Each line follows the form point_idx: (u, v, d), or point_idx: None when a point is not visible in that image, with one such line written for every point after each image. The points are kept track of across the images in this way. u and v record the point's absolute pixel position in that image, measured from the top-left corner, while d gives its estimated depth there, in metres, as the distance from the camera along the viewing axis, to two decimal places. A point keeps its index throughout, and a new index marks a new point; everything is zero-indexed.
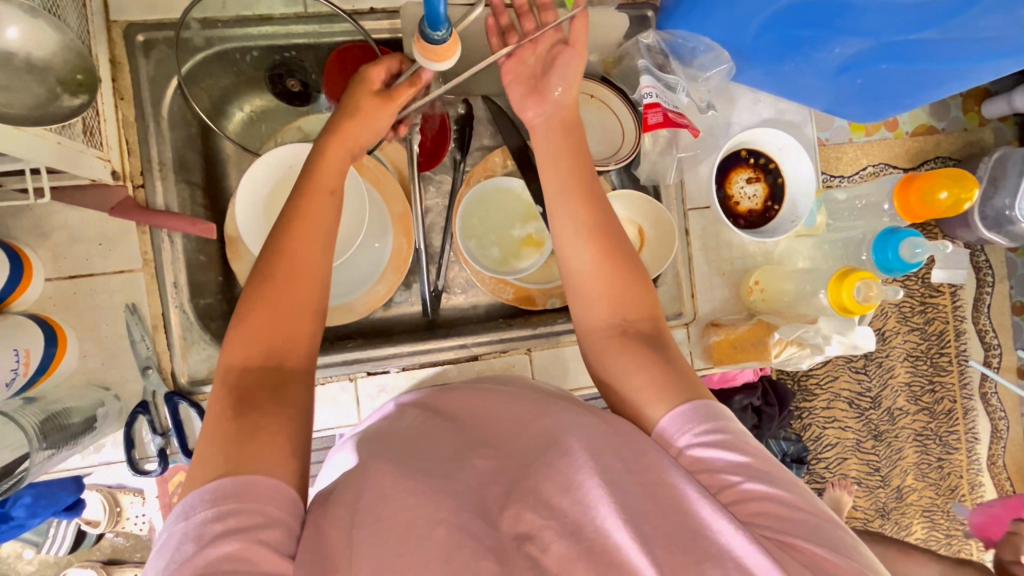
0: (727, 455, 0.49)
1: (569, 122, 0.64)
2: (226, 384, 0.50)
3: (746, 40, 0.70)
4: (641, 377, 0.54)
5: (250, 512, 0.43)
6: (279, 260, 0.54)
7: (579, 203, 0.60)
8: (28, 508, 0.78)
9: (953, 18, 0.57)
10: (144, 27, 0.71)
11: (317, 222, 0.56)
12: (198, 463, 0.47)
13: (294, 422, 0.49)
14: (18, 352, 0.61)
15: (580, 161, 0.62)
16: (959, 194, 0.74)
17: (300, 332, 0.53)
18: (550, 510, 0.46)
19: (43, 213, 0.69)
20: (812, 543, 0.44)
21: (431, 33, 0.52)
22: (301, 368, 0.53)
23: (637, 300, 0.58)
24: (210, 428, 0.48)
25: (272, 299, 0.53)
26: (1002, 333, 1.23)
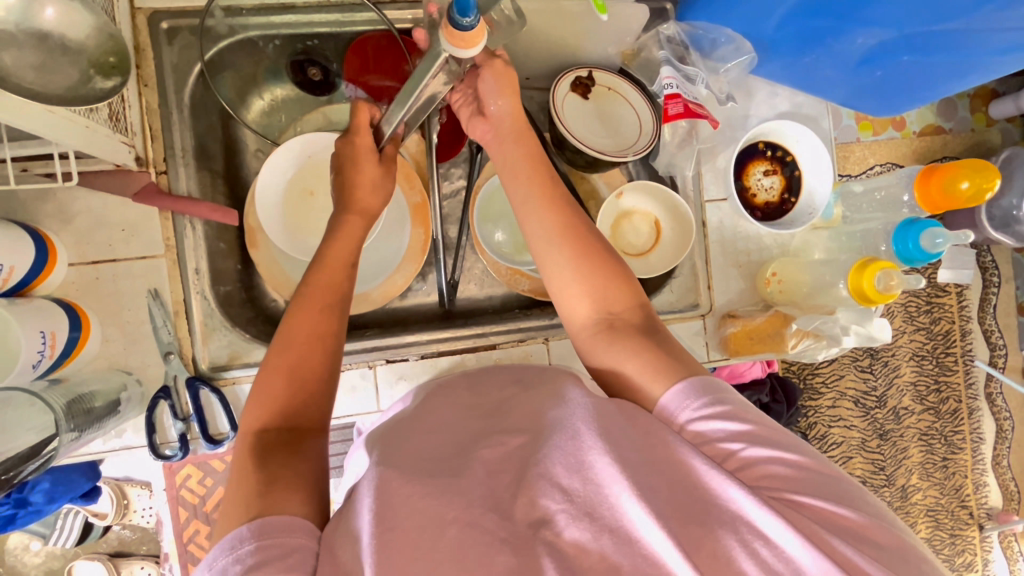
0: (729, 424, 0.49)
1: (519, 131, 0.67)
2: (247, 443, 0.51)
3: (767, 31, 0.70)
4: (636, 362, 0.55)
5: (266, 548, 0.43)
6: (297, 317, 0.58)
7: (545, 210, 0.62)
8: (46, 494, 0.79)
9: (976, 10, 0.57)
10: (167, 14, 0.71)
11: (336, 284, 0.61)
12: (224, 511, 0.47)
13: (315, 475, 0.50)
14: (43, 335, 0.61)
15: (535, 163, 0.65)
16: (980, 184, 0.74)
17: (316, 392, 0.55)
18: (566, 493, 0.46)
19: (67, 197, 0.69)
20: (818, 498, 0.45)
21: (460, 19, 0.51)
22: (318, 418, 0.54)
23: (619, 292, 0.59)
24: (233, 483, 0.48)
25: (289, 361, 0.55)
26: (1007, 333, 1.24)
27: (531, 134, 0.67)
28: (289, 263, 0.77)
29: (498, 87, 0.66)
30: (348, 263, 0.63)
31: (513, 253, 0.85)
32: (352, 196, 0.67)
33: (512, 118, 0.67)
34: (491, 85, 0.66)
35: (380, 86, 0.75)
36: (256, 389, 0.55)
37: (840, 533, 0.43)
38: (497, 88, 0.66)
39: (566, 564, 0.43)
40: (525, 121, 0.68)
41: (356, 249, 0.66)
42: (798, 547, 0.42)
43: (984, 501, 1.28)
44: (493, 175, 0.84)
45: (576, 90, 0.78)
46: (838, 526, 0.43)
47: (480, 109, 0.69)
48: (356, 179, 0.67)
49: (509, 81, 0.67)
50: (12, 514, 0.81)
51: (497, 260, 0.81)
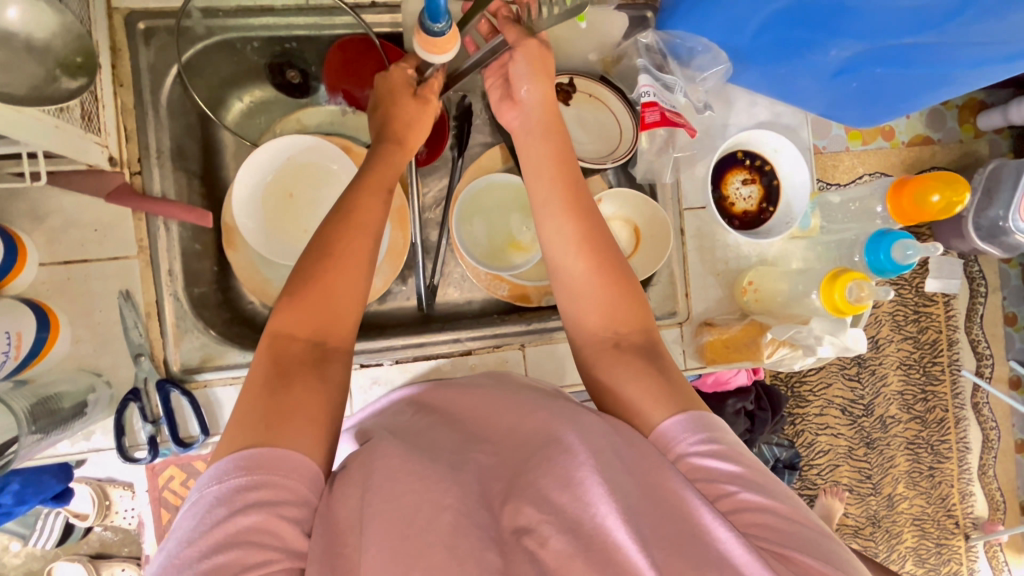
0: (724, 464, 0.49)
1: (547, 123, 0.66)
2: (272, 349, 0.51)
3: (744, 41, 0.70)
4: (626, 374, 0.55)
5: (278, 485, 0.43)
6: (335, 238, 0.56)
7: (564, 216, 0.61)
8: (16, 495, 0.78)
9: (946, 24, 0.57)
10: (145, 15, 0.71)
11: (371, 210, 0.59)
12: (230, 426, 0.47)
13: (331, 405, 0.50)
14: (9, 335, 0.60)
15: (564, 162, 0.64)
16: (950, 197, 0.74)
17: (345, 313, 0.54)
18: (554, 507, 0.45)
19: (39, 197, 0.69)
20: (808, 555, 0.44)
21: (431, 25, 0.54)
22: (343, 342, 0.54)
23: (633, 313, 0.59)
24: (250, 394, 0.48)
25: (323, 277, 0.54)
26: (994, 343, 1.25)
27: (562, 129, 0.66)
28: (265, 264, 0.77)
29: (530, 71, 0.66)
30: (385, 188, 0.61)
31: (489, 258, 0.85)
32: (389, 132, 0.66)
33: (542, 107, 0.67)
34: (523, 69, 0.67)
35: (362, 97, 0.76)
36: (285, 297, 0.54)
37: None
38: (528, 73, 0.66)
39: None
40: (553, 107, 0.67)
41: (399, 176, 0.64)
42: None
43: (970, 511, 1.28)
44: (472, 180, 0.84)
45: (557, 97, 0.79)
46: None
47: (508, 93, 0.69)
48: (392, 115, 0.67)
49: (540, 65, 0.67)
50: None
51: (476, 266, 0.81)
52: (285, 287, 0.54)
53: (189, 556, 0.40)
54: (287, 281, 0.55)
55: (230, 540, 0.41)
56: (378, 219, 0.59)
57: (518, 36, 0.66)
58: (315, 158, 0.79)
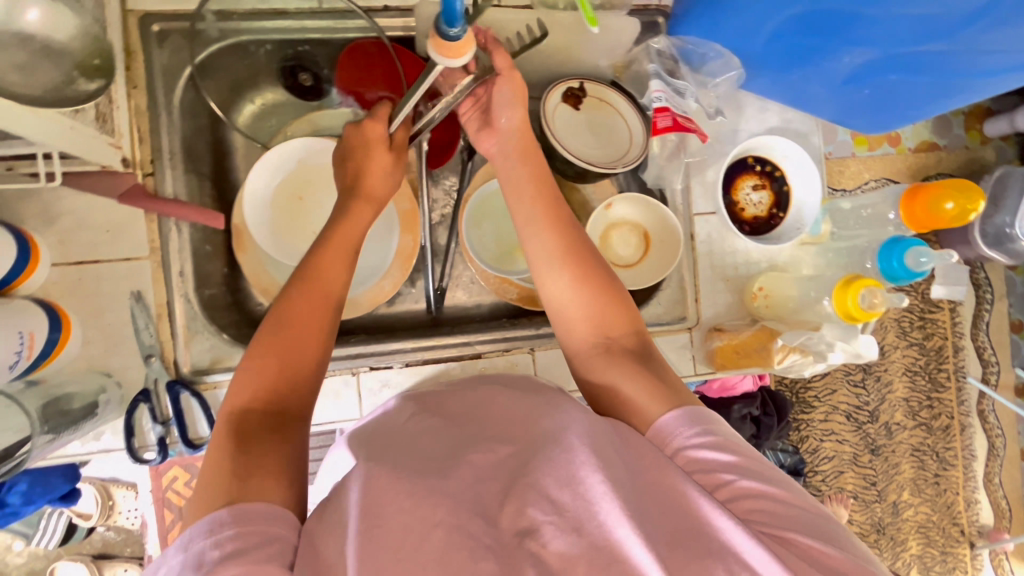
0: (721, 455, 0.49)
1: (523, 146, 0.68)
2: (230, 422, 0.51)
3: (756, 47, 0.70)
4: (632, 383, 0.55)
5: (248, 534, 0.42)
6: (294, 302, 0.58)
7: (548, 231, 0.63)
8: (24, 495, 0.78)
9: (960, 31, 0.57)
10: (159, 17, 0.71)
11: (334, 272, 0.61)
12: (197, 496, 0.46)
13: (295, 464, 0.50)
14: (22, 336, 0.60)
15: (542, 180, 0.66)
16: (965, 204, 0.74)
17: (305, 377, 0.56)
18: (556, 506, 0.45)
19: (51, 197, 0.69)
20: (807, 536, 0.44)
21: (446, 29, 0.53)
22: (302, 405, 0.55)
23: (621, 316, 0.60)
24: (212, 465, 0.48)
25: (282, 343, 0.56)
26: (1000, 351, 1.24)
27: (537, 153, 0.68)
28: (274, 265, 0.77)
29: (511, 99, 0.68)
30: (348, 253, 0.64)
31: (500, 262, 0.85)
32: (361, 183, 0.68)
33: (520, 133, 0.69)
34: (505, 95, 0.68)
35: (375, 98, 0.75)
36: (241, 370, 0.55)
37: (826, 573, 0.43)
38: (509, 100, 0.68)
39: None
40: (530, 135, 0.70)
41: (360, 237, 0.67)
42: None
43: (976, 518, 1.27)
44: (482, 184, 0.84)
45: (568, 101, 0.79)
46: (827, 566, 0.43)
47: (486, 123, 0.71)
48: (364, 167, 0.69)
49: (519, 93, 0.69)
50: None
51: (485, 269, 0.81)
52: (242, 359, 0.55)
53: None
54: (245, 354, 0.56)
55: None
56: (339, 283, 0.61)
57: (506, 64, 0.67)
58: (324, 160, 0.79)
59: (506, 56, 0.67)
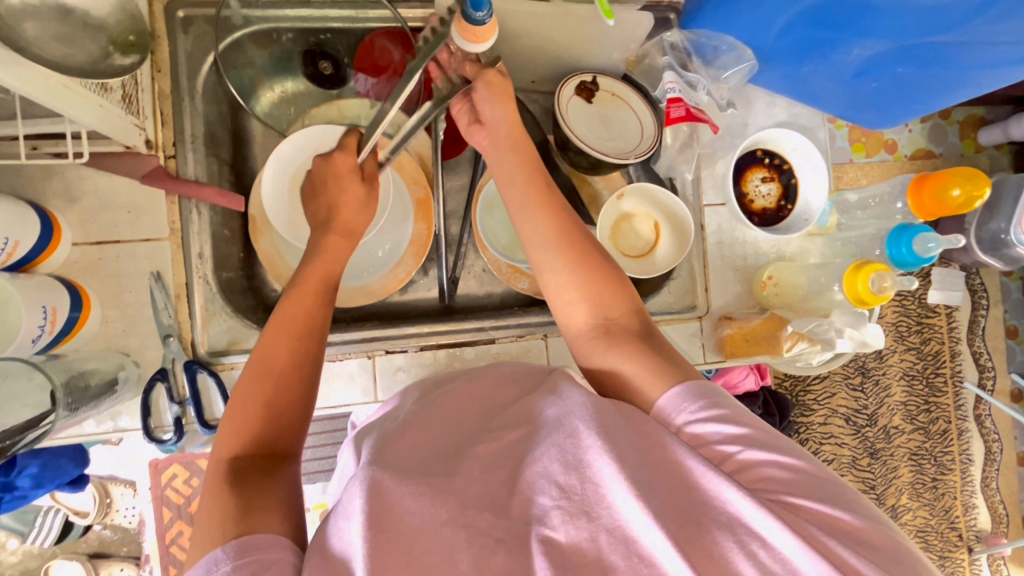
0: (725, 428, 0.49)
1: (515, 135, 0.69)
2: (219, 474, 0.50)
3: (767, 41, 0.72)
4: (634, 365, 0.55)
5: (247, 561, 0.42)
6: (274, 344, 0.57)
7: (541, 216, 0.64)
8: (34, 479, 0.78)
9: (968, 23, 0.60)
10: (184, 3, 0.73)
11: (315, 311, 0.61)
12: (197, 541, 0.46)
13: (291, 504, 0.49)
14: (45, 310, 0.61)
15: (532, 169, 0.68)
16: (971, 191, 0.76)
17: (292, 419, 0.55)
18: (563, 490, 0.46)
19: (75, 177, 0.69)
20: (813, 501, 0.45)
21: (473, 12, 0.56)
22: (292, 444, 0.54)
23: (619, 297, 0.60)
24: (208, 513, 0.47)
25: (265, 385, 0.55)
26: (996, 356, 1.26)
27: (527, 144, 0.69)
28: (288, 250, 0.78)
29: (491, 96, 0.69)
30: (324, 285, 0.63)
31: (512, 251, 0.86)
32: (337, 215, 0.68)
33: (508, 124, 0.69)
34: (485, 94, 0.70)
35: (387, 64, 0.76)
36: (226, 421, 0.54)
37: (837, 535, 0.43)
38: (491, 97, 0.69)
39: (561, 562, 0.42)
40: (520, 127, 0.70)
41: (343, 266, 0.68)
42: (795, 549, 0.42)
43: (974, 523, 1.29)
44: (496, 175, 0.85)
45: (581, 94, 0.81)
46: (836, 528, 0.44)
47: (476, 117, 0.72)
48: (342, 198, 0.69)
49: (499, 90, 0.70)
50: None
51: (498, 257, 0.83)
52: (227, 407, 0.55)
53: None
54: (229, 400, 0.55)
55: None
56: (322, 320, 0.61)
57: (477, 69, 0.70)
58: None
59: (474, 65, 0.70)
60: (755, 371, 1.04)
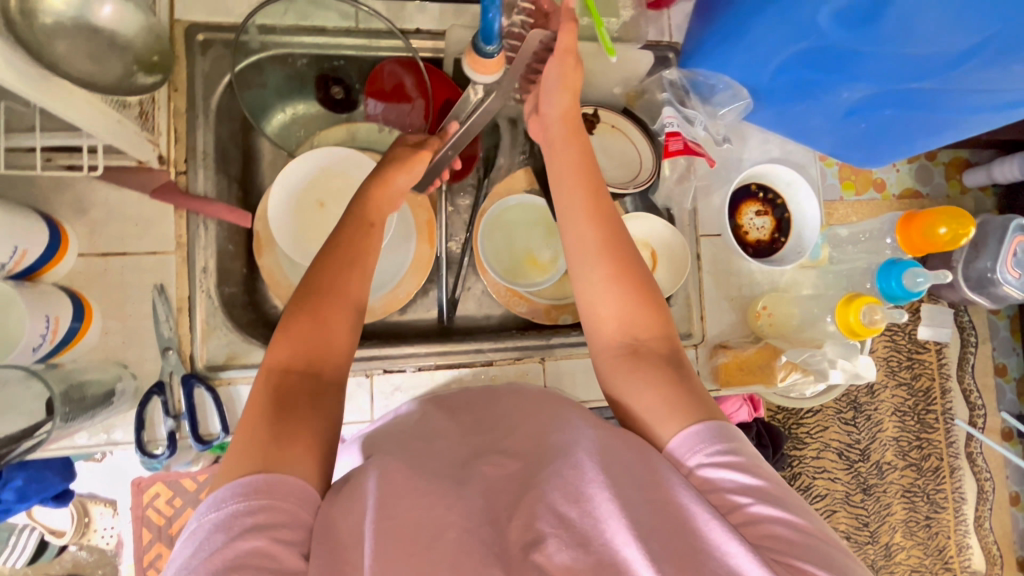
0: (738, 477, 0.47)
1: (569, 133, 0.67)
2: (269, 383, 0.52)
3: (763, 80, 0.75)
4: (655, 395, 0.54)
5: (275, 509, 0.43)
6: (324, 272, 0.59)
7: (587, 224, 0.62)
8: (18, 492, 0.76)
9: (951, 71, 0.63)
10: (204, 27, 0.75)
11: (358, 254, 0.61)
12: (229, 457, 0.47)
13: (326, 438, 0.50)
14: (48, 319, 0.62)
15: (587, 173, 0.65)
16: (957, 229, 0.79)
17: (337, 344, 0.56)
18: (563, 520, 0.46)
19: (86, 189, 0.71)
20: (820, 569, 0.43)
21: (484, 45, 0.59)
22: (338, 374, 0.55)
23: (655, 321, 0.59)
24: (249, 424, 0.48)
25: (317, 307, 0.56)
26: (985, 394, 1.28)
27: (585, 136, 0.67)
28: (292, 267, 0.79)
29: (560, 83, 0.66)
30: (366, 223, 0.64)
31: (509, 275, 0.87)
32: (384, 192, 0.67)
33: (562, 122, 0.67)
34: (554, 80, 0.66)
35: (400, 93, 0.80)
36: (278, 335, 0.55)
37: None
38: (557, 86, 0.66)
39: None
40: (577, 122, 0.68)
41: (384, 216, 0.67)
42: None
43: (968, 564, 1.28)
44: (496, 200, 0.87)
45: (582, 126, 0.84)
46: None
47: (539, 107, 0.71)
48: (392, 155, 0.69)
49: (569, 77, 0.66)
50: None
51: (497, 280, 0.84)
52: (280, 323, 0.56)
53: None
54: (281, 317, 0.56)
55: (229, 565, 0.40)
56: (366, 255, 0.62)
57: (567, 45, 0.63)
58: (347, 169, 0.81)
59: (573, 35, 0.62)
60: (748, 402, 1.05)
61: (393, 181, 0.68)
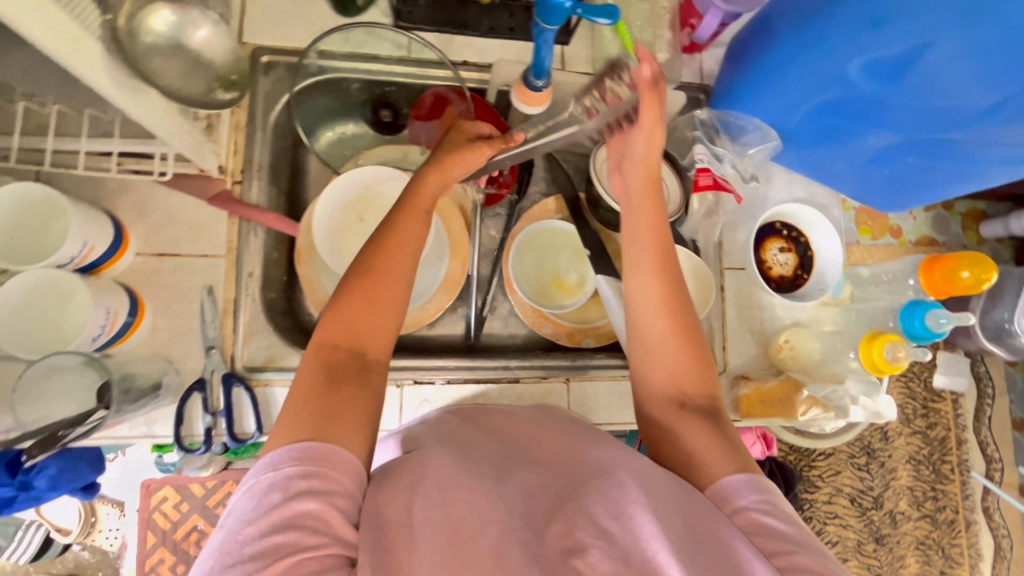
0: (782, 525, 0.49)
1: (646, 190, 0.69)
2: (321, 356, 0.55)
3: (791, 124, 0.79)
4: (701, 441, 0.57)
5: (326, 476, 0.47)
6: (378, 254, 0.61)
7: (654, 281, 0.64)
8: (50, 480, 0.77)
9: (974, 124, 0.66)
10: (269, 50, 0.81)
11: (407, 239, 0.62)
12: (281, 422, 0.51)
13: (374, 410, 0.53)
14: (108, 312, 0.65)
15: (660, 230, 0.67)
16: (979, 274, 0.81)
17: (385, 325, 0.58)
18: (604, 533, 0.46)
19: (148, 193, 0.75)
20: None
21: (534, 80, 0.68)
22: (382, 354, 0.58)
23: (705, 378, 0.61)
24: (302, 394, 0.52)
25: (370, 286, 0.58)
26: (1002, 447, 1.27)
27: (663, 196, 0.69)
28: (330, 277, 0.82)
29: (642, 148, 0.68)
30: (422, 209, 0.65)
31: (537, 296, 0.90)
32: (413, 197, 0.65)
33: (642, 181, 0.69)
34: (637, 146, 0.69)
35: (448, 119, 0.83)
36: (329, 310, 0.58)
37: None
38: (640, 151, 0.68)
39: None
40: (656, 185, 0.69)
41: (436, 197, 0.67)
42: None
43: None
44: (529, 224, 0.91)
45: None
46: None
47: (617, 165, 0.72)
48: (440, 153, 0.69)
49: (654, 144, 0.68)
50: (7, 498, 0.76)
51: (525, 300, 0.87)
52: (331, 298, 0.59)
53: (250, 534, 0.43)
54: (333, 292, 0.59)
55: (284, 522, 0.43)
56: (416, 238, 0.63)
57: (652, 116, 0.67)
58: (388, 187, 0.85)
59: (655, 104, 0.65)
60: (762, 439, 1.04)
61: (450, 171, 0.68)
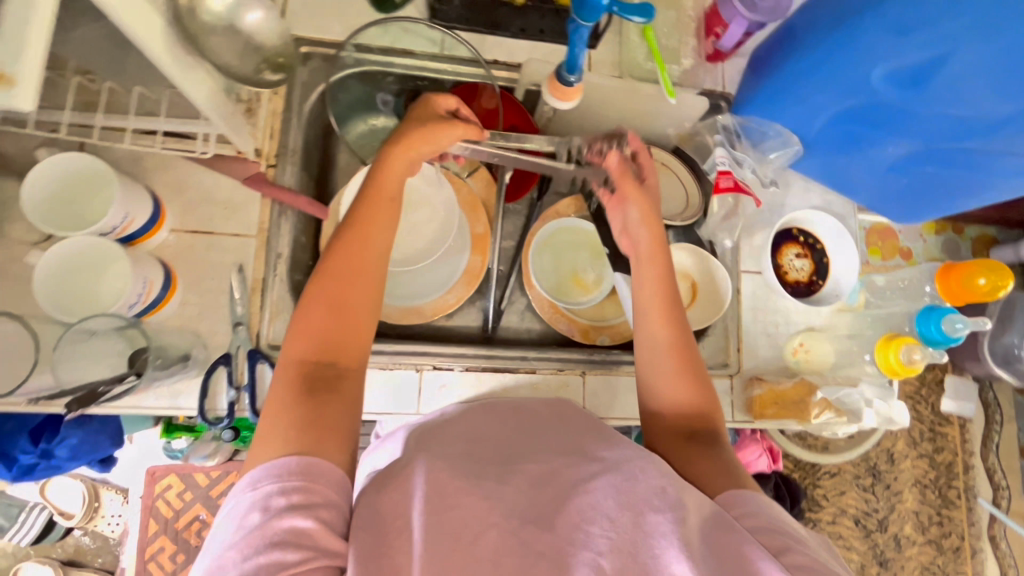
0: (789, 533, 0.49)
1: (652, 252, 0.70)
2: (291, 371, 0.54)
3: (813, 131, 0.81)
4: (706, 466, 0.57)
5: (311, 490, 0.46)
6: (338, 258, 0.60)
7: (660, 324, 0.66)
8: (72, 450, 0.79)
9: (993, 132, 0.68)
10: (309, 41, 0.84)
11: (371, 241, 0.62)
12: (256, 444, 0.50)
13: (353, 416, 0.53)
14: (144, 283, 0.68)
15: (665, 289, 0.68)
16: (995, 281, 0.82)
17: (355, 332, 0.58)
18: (613, 523, 0.46)
19: (186, 172, 0.78)
20: None
21: (567, 75, 0.70)
22: (355, 361, 0.57)
23: (711, 413, 0.63)
24: (274, 413, 0.51)
25: (338, 295, 0.58)
26: (1010, 475, 1.26)
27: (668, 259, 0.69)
28: None
29: (641, 216, 0.71)
30: (388, 199, 0.65)
31: (554, 292, 0.92)
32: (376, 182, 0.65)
33: (649, 240, 0.70)
34: (635, 215, 0.71)
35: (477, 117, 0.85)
36: (296, 322, 0.58)
37: None
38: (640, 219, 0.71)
39: None
40: (662, 247, 0.70)
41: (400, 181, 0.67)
42: None
43: None
44: (550, 221, 0.93)
45: None
46: None
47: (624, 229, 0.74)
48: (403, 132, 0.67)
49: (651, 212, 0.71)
50: (34, 464, 0.79)
51: (542, 294, 0.88)
52: (296, 309, 0.58)
53: (231, 558, 0.42)
54: (299, 303, 0.58)
55: (267, 542, 0.42)
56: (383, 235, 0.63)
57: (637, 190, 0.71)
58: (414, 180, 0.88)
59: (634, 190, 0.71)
60: (767, 454, 1.03)
61: (415, 146, 0.66)
